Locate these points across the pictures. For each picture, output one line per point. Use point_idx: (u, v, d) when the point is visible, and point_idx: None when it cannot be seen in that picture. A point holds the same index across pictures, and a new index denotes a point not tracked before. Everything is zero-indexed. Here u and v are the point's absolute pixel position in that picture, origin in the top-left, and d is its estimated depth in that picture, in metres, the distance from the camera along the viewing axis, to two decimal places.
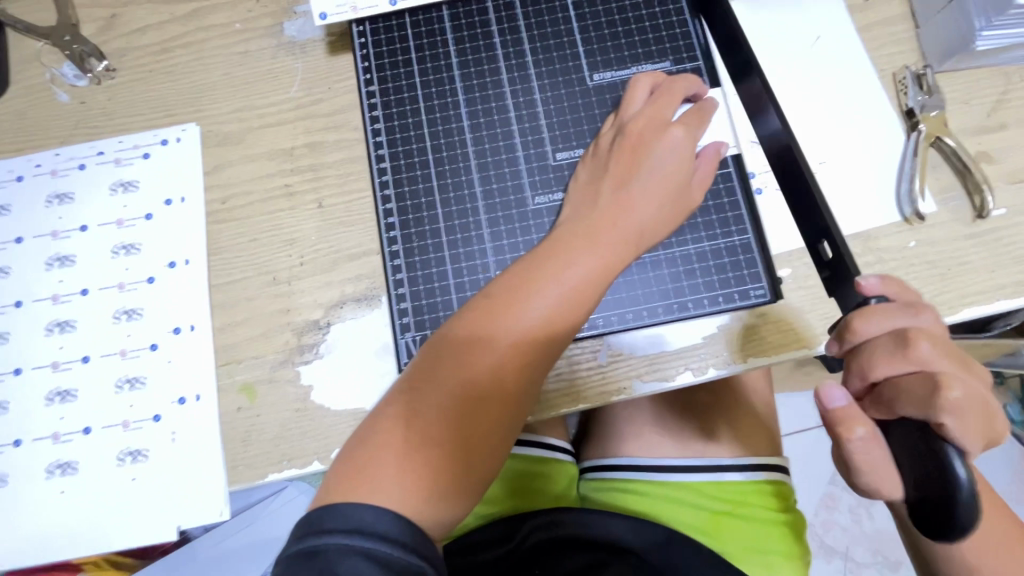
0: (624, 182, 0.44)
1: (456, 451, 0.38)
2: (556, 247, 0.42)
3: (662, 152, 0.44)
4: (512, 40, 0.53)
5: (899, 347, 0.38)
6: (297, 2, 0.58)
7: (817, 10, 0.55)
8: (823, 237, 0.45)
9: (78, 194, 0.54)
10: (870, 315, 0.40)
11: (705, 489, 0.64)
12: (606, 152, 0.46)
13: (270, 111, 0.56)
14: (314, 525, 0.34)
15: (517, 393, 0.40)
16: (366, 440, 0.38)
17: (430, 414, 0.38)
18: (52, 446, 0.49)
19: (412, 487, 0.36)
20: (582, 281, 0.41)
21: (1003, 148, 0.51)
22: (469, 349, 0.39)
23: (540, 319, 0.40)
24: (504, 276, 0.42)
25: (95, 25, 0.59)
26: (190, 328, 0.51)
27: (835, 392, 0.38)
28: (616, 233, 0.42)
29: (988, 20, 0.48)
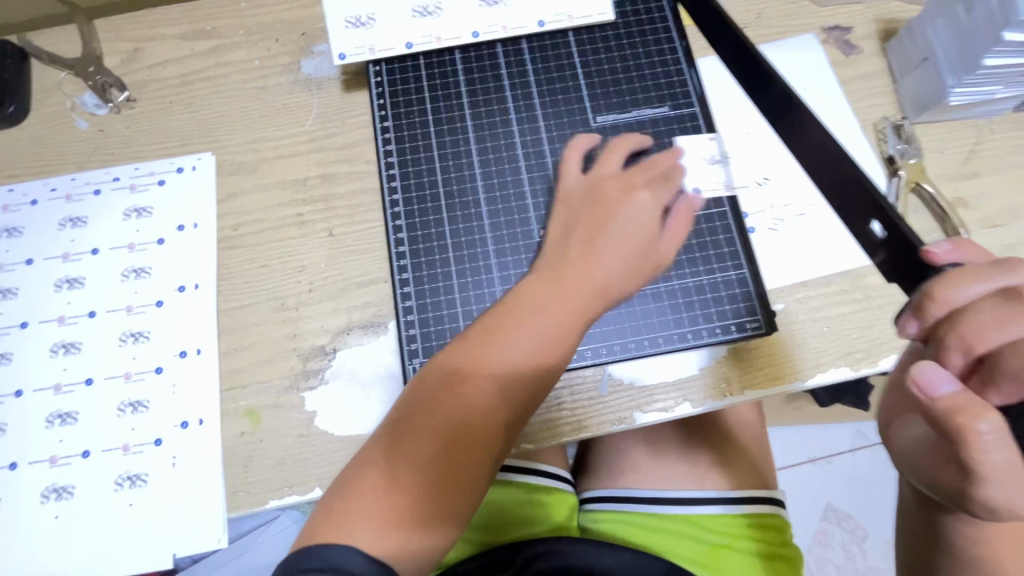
0: (597, 234, 0.44)
1: (429, 499, 0.38)
2: (522, 297, 0.42)
3: (620, 203, 0.45)
4: (520, 83, 0.57)
5: (1011, 304, 0.31)
6: (314, 43, 0.61)
7: (804, 62, 0.59)
8: (873, 214, 0.41)
9: (92, 218, 0.56)
10: (963, 274, 0.32)
11: (697, 521, 0.65)
12: (582, 200, 0.47)
13: (285, 143, 0.58)
14: (292, 565, 0.35)
15: (483, 444, 0.40)
16: (345, 484, 0.39)
17: (396, 466, 0.39)
18: (48, 470, 0.49)
19: (381, 532, 0.37)
20: (548, 337, 0.41)
21: (976, 195, 0.55)
22: (447, 400, 0.40)
23: (505, 374, 0.41)
24: (480, 325, 0.43)
25: (118, 58, 0.61)
26: (196, 352, 0.52)
27: (937, 376, 0.30)
28: (583, 286, 0.43)
29: (959, 79, 0.51)
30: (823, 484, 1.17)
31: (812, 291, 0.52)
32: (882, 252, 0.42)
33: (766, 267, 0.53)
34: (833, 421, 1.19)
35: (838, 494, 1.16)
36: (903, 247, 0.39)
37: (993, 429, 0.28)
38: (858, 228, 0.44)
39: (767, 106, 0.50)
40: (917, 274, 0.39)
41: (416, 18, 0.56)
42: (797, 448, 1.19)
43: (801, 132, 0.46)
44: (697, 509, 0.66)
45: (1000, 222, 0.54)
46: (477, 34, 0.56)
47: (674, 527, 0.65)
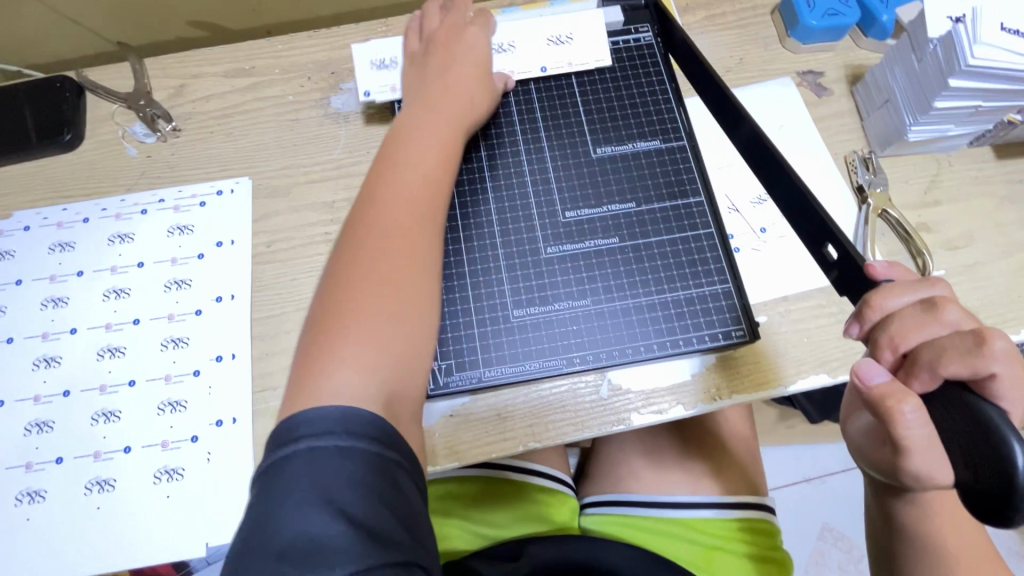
0: (427, 73, 0.59)
1: (382, 336, 0.43)
2: (400, 137, 0.53)
3: (457, 66, 0.59)
4: (528, 116, 0.63)
5: (927, 312, 0.37)
6: (343, 81, 0.68)
7: (781, 102, 0.66)
8: (827, 239, 0.48)
9: (138, 235, 0.61)
10: (890, 290, 0.39)
11: (692, 525, 0.68)
12: (413, 63, 0.61)
13: (315, 169, 0.64)
14: (283, 435, 0.37)
15: (426, 237, 0.48)
16: (306, 357, 0.43)
17: (352, 296, 0.44)
18: (92, 464, 0.53)
19: (353, 374, 0.41)
20: (443, 140, 0.53)
21: (938, 221, 0.61)
22: (368, 253, 0.46)
23: (421, 171, 0.51)
24: (361, 201, 0.49)
25: (165, 92, 0.68)
26: (231, 356, 0.57)
27: (873, 367, 0.36)
28: (453, 103, 0.56)
29: (915, 118, 0.58)
30: (817, 503, 1.20)
31: (792, 306, 0.58)
32: (836, 272, 0.48)
33: (750, 284, 0.59)
34: (825, 441, 1.23)
35: (832, 512, 1.19)
36: (851, 267, 0.46)
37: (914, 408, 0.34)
38: (815, 251, 0.50)
39: (739, 141, 0.57)
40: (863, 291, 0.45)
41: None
42: (791, 467, 1.22)
43: (761, 153, 0.53)
44: (693, 513, 0.68)
45: (959, 245, 0.60)
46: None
47: (669, 529, 0.67)
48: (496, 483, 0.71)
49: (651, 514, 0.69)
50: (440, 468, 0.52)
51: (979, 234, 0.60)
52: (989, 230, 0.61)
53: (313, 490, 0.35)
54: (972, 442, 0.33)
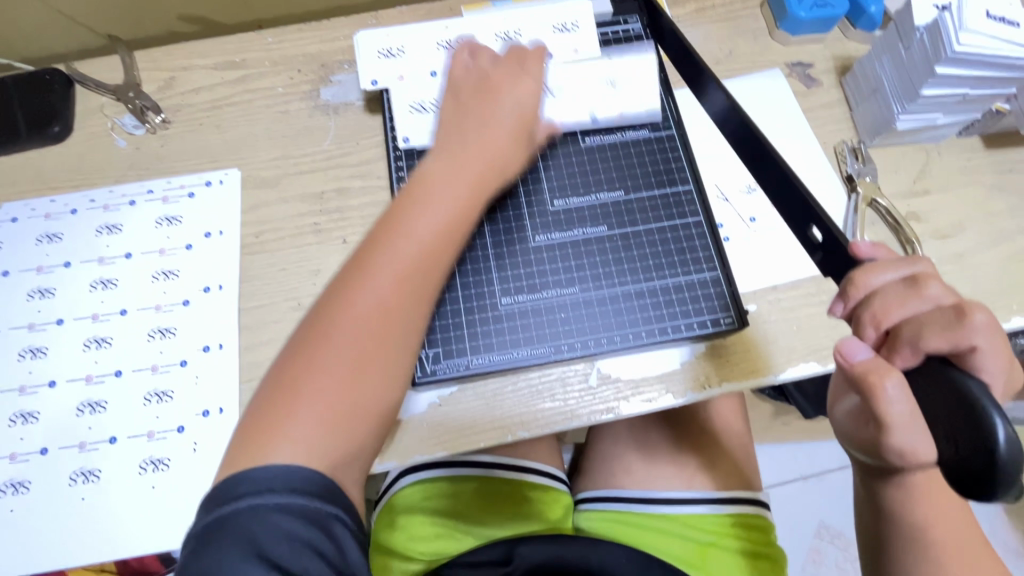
0: (464, 121, 0.54)
1: (341, 415, 0.41)
2: (417, 194, 0.48)
3: (499, 111, 0.54)
4: None
5: (910, 287, 0.38)
6: (333, 73, 0.68)
7: (772, 93, 0.66)
8: (811, 222, 0.48)
9: (126, 226, 0.61)
10: (874, 267, 0.39)
11: (682, 521, 0.67)
12: (451, 91, 0.56)
13: (304, 160, 0.64)
14: (224, 494, 0.37)
15: (407, 326, 0.44)
16: (262, 411, 0.41)
17: (323, 367, 0.42)
18: (77, 455, 0.53)
19: (305, 444, 0.39)
20: (457, 210, 0.48)
21: (928, 210, 0.61)
22: (346, 319, 0.43)
23: (428, 243, 0.46)
24: (359, 255, 0.46)
25: (155, 85, 0.68)
26: (219, 346, 0.56)
27: (856, 346, 0.37)
28: (480, 165, 0.51)
29: (903, 106, 0.58)
30: (813, 500, 1.20)
31: (781, 294, 0.57)
32: (820, 254, 0.48)
33: (739, 273, 0.58)
34: (820, 438, 1.23)
35: (828, 510, 1.19)
36: (835, 249, 0.46)
37: (897, 386, 0.35)
38: (800, 233, 0.50)
39: (727, 128, 0.56)
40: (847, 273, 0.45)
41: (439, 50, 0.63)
42: (787, 465, 1.22)
43: (748, 140, 0.53)
44: (686, 508, 0.68)
45: (949, 234, 0.60)
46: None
47: (660, 525, 0.67)
48: (488, 483, 0.69)
49: (643, 510, 0.68)
50: (425, 457, 0.52)
51: (968, 223, 0.60)
52: (978, 219, 0.61)
53: (246, 545, 0.35)
54: (954, 418, 0.34)
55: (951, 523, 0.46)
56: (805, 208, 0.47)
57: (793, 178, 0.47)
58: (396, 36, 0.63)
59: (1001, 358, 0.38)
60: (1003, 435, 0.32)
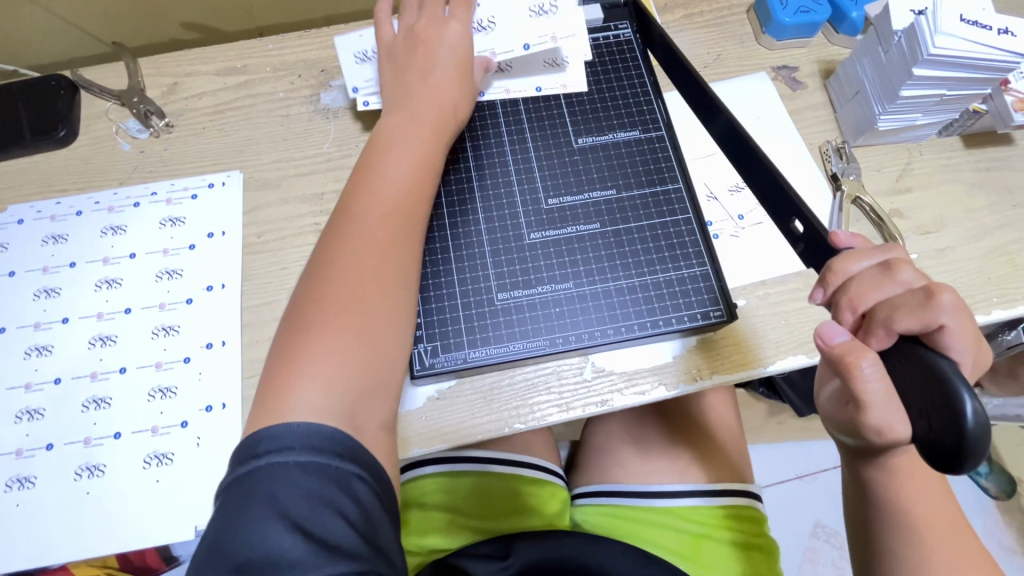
0: (407, 80, 0.59)
1: (348, 345, 0.45)
2: (376, 148, 0.55)
3: (439, 52, 0.60)
4: (511, 109, 0.65)
5: (885, 272, 0.40)
6: (332, 78, 0.70)
7: (758, 95, 0.68)
8: (793, 215, 0.50)
9: (130, 226, 0.62)
10: (850, 255, 0.41)
11: (676, 514, 0.68)
12: (386, 54, 0.62)
13: (305, 163, 0.66)
14: (248, 450, 0.39)
15: (389, 263, 0.49)
16: (277, 366, 0.44)
17: (319, 315, 0.45)
18: (82, 450, 0.54)
19: (318, 386, 0.43)
20: (417, 155, 0.55)
21: (910, 207, 0.63)
22: (339, 261, 0.48)
23: (399, 185, 0.53)
24: (344, 207, 0.51)
25: (158, 90, 0.69)
26: (221, 343, 0.58)
27: (835, 328, 0.39)
28: (431, 113, 0.57)
29: (883, 107, 0.60)
30: (808, 499, 1.21)
31: (770, 289, 0.59)
32: (802, 245, 0.50)
33: (728, 269, 0.60)
34: (814, 437, 1.24)
35: (823, 508, 1.20)
36: (816, 240, 0.48)
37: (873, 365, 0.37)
38: (782, 226, 0.52)
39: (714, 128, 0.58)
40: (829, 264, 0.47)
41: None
42: (781, 464, 1.23)
43: (732, 137, 0.55)
44: (680, 501, 0.69)
45: (931, 230, 0.62)
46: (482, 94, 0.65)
47: (655, 518, 0.68)
48: (484, 480, 0.70)
49: (638, 504, 0.69)
50: (424, 451, 0.53)
51: (949, 219, 0.62)
52: (959, 216, 0.63)
53: (269, 504, 0.36)
54: (927, 394, 0.35)
55: (933, 507, 0.47)
56: (788, 203, 0.49)
57: (775, 173, 0.49)
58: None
59: (971, 340, 0.39)
60: (973, 410, 0.33)
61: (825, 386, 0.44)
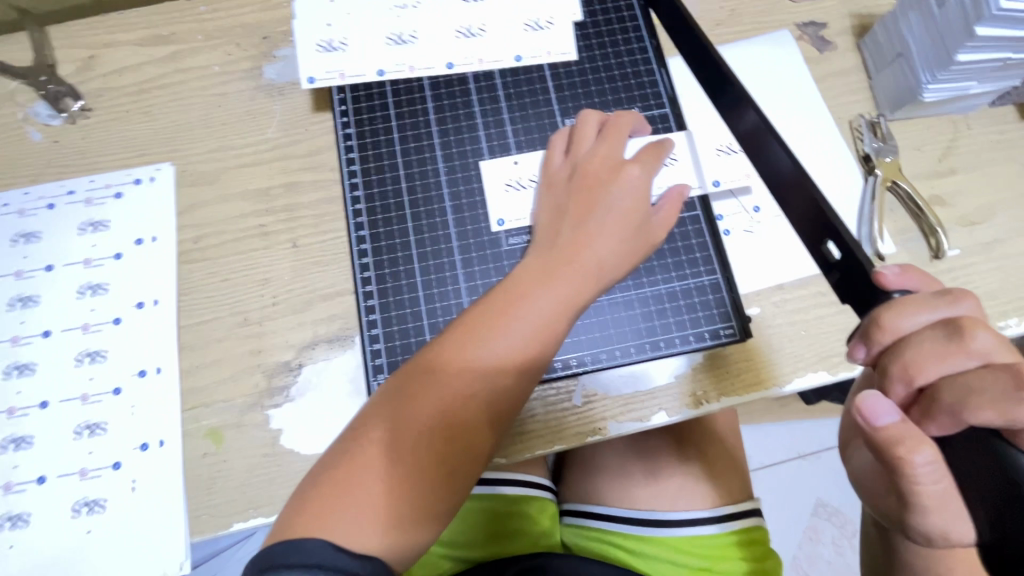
0: (585, 231, 0.44)
1: (400, 500, 0.37)
2: (517, 285, 0.43)
3: (619, 189, 0.45)
4: (486, 83, 0.55)
5: (951, 339, 0.33)
6: (276, 47, 0.59)
7: (778, 60, 0.58)
8: (827, 236, 0.42)
9: (45, 233, 0.54)
10: (904, 310, 0.34)
11: (693, 547, 0.61)
12: (564, 185, 0.47)
13: (247, 151, 0.56)
14: (270, 561, 0.34)
15: (472, 421, 0.40)
16: (321, 482, 0.38)
17: (394, 432, 0.39)
18: (3, 497, 0.47)
19: (358, 524, 0.36)
20: (543, 318, 0.41)
21: (954, 192, 0.54)
22: (424, 393, 0.40)
23: (500, 370, 0.40)
24: (463, 319, 0.42)
25: (72, 65, 0.59)
26: (157, 370, 0.50)
27: (881, 407, 0.33)
28: (574, 268, 0.43)
29: (933, 75, 0.50)
30: (812, 480, 1.09)
31: (789, 295, 0.51)
32: (837, 274, 0.42)
33: (740, 272, 0.52)
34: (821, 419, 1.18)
35: (828, 489, 1.08)
36: (856, 269, 0.39)
37: (927, 458, 0.32)
38: (813, 250, 0.44)
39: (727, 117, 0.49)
40: (869, 299, 0.39)
41: (391, 46, 0.54)
42: (785, 443, 1.10)
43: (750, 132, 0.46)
44: (697, 529, 0.62)
45: (977, 220, 0.53)
46: (452, 65, 0.54)
47: (673, 555, 0.61)
48: (471, 502, 0.64)
49: (647, 535, 0.62)
50: None
51: (999, 207, 0.53)
52: (1010, 202, 0.53)
53: None
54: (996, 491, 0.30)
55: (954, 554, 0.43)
56: (804, 192, 0.42)
57: (790, 156, 0.41)
58: (340, 26, 0.55)
59: None
60: None
61: (856, 450, 0.40)
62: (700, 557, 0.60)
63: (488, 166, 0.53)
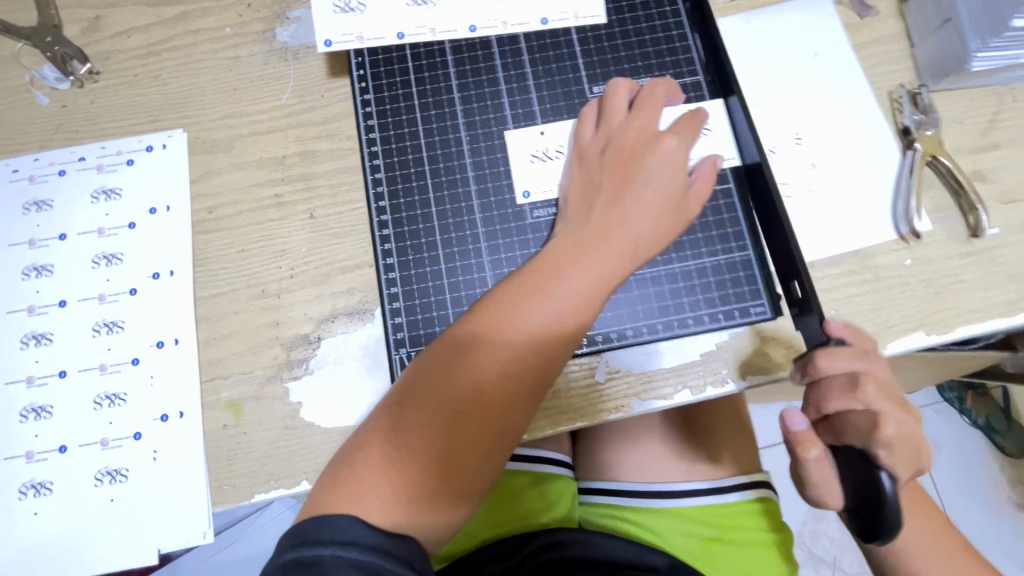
0: (619, 208, 0.43)
1: (430, 480, 0.37)
2: (549, 264, 0.41)
3: (655, 163, 0.43)
4: (511, 48, 0.53)
5: (852, 385, 0.40)
6: (289, 8, 0.56)
7: (814, 27, 0.55)
8: (794, 277, 0.45)
9: (57, 201, 0.52)
10: (833, 357, 0.40)
11: (705, 516, 0.61)
12: (596, 160, 0.45)
13: (260, 118, 0.54)
14: (304, 536, 0.35)
15: (503, 400, 0.39)
16: (353, 459, 0.38)
17: (424, 411, 0.38)
18: (25, 466, 0.47)
19: (389, 502, 0.36)
20: (576, 298, 0.40)
21: (996, 167, 0.52)
22: (454, 372, 0.39)
23: (532, 350, 0.39)
24: (493, 296, 0.41)
25: (78, 26, 0.56)
26: (174, 342, 0.49)
27: (797, 417, 0.41)
28: (609, 247, 0.41)
29: (983, 42, 0.48)
30: None
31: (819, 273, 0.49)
32: (796, 308, 0.46)
33: (769, 247, 0.50)
34: None
35: None
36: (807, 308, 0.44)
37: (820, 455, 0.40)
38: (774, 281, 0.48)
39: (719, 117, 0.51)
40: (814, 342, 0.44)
41: (410, 7, 0.52)
42: None
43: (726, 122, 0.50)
44: (708, 499, 0.62)
45: (1018, 197, 0.51)
46: (474, 29, 0.52)
47: (684, 525, 0.61)
48: None
49: (660, 506, 0.62)
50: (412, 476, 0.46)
51: None
52: None
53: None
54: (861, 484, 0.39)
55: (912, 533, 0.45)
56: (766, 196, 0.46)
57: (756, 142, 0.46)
58: None
59: (906, 463, 0.41)
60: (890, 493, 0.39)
61: None
62: (711, 526, 0.60)
63: (513, 136, 0.51)
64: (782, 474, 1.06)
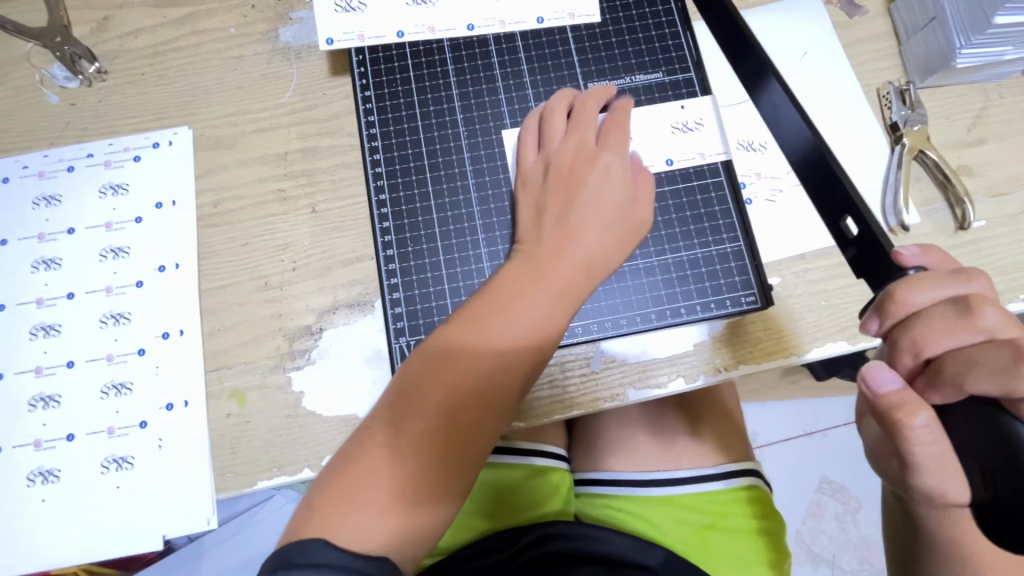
0: (572, 229, 0.44)
1: (405, 504, 0.38)
2: (500, 289, 0.42)
3: (595, 182, 0.45)
4: (507, 46, 0.54)
5: (960, 315, 0.34)
6: (292, 9, 0.57)
7: (804, 25, 0.56)
8: (845, 211, 0.41)
9: (66, 196, 0.54)
10: (916, 285, 0.35)
11: (698, 503, 0.62)
12: (546, 186, 0.46)
13: (264, 115, 0.55)
14: (284, 561, 0.34)
15: (469, 421, 0.40)
16: (322, 494, 0.38)
17: (389, 439, 0.39)
18: (33, 453, 0.48)
19: (366, 532, 0.36)
20: (533, 314, 0.41)
21: (983, 162, 0.53)
22: (411, 401, 0.40)
23: (489, 370, 0.40)
24: (445, 325, 0.42)
25: (87, 27, 0.58)
26: (179, 333, 0.51)
27: (884, 374, 0.35)
28: (560, 265, 0.43)
29: (967, 38, 0.49)
30: (818, 456, 1.07)
31: (811, 264, 0.50)
32: (853, 250, 0.42)
33: (761, 239, 0.51)
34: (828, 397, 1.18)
35: (834, 464, 1.07)
36: (874, 247, 0.39)
37: (928, 419, 0.33)
38: (830, 224, 0.44)
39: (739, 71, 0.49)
40: (881, 276, 0.40)
41: (409, 7, 0.54)
42: (793, 421, 1.09)
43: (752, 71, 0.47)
44: (701, 486, 0.63)
45: (1004, 190, 0.52)
46: (472, 28, 0.54)
47: (679, 513, 0.61)
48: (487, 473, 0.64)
49: (654, 495, 0.63)
50: None
51: None
52: None
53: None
54: (986, 439, 0.32)
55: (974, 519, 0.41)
56: (821, 165, 0.42)
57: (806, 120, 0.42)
58: None
59: None
60: None
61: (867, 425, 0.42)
62: (705, 514, 0.61)
63: (510, 132, 0.52)
64: (779, 472, 1.07)
